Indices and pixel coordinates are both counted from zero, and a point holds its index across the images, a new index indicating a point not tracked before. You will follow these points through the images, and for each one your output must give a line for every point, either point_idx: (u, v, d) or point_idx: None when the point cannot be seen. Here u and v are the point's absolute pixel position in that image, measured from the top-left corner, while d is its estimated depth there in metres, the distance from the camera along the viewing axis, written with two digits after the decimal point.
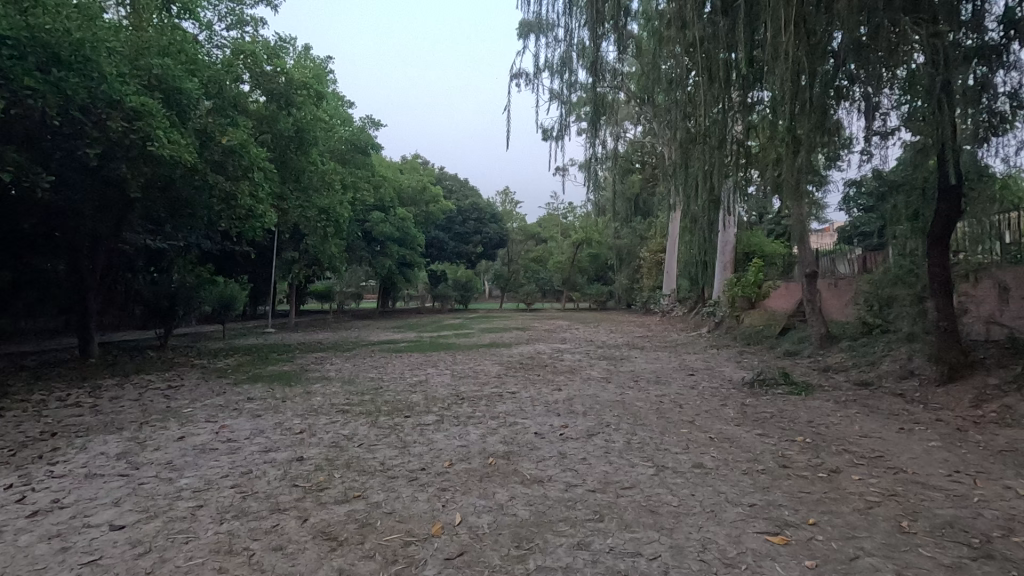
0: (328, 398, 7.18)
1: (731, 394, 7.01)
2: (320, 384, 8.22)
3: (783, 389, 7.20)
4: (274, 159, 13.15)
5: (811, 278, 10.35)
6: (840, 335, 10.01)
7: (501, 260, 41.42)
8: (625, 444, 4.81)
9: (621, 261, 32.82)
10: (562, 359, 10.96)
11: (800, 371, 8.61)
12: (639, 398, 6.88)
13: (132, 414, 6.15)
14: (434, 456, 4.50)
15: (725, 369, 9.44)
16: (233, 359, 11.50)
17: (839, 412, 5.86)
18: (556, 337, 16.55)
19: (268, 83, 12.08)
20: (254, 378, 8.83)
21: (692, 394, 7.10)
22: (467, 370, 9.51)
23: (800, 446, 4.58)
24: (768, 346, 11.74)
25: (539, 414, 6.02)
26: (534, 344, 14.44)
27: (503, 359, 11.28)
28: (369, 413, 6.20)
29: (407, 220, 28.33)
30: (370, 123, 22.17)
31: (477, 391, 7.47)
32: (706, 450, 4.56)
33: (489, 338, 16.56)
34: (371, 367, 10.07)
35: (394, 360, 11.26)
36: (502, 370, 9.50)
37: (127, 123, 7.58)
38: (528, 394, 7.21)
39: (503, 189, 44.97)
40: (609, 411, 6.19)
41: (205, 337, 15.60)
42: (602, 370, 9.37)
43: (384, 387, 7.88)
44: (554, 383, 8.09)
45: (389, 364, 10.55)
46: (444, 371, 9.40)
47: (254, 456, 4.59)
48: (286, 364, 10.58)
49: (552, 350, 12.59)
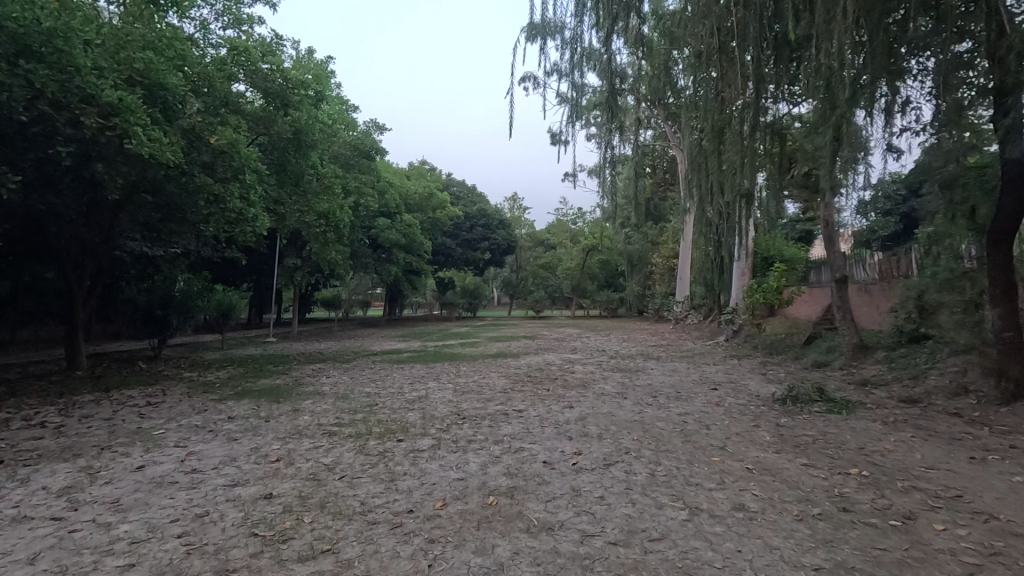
0: (316, 417, 6.54)
1: (762, 413, 6.29)
2: (311, 400, 7.59)
3: (821, 407, 6.46)
4: (271, 162, 12.62)
5: (842, 284, 9.60)
6: (874, 345, 9.24)
7: (509, 267, 40.84)
8: (649, 477, 4.11)
9: (633, 266, 32.13)
10: (573, 371, 10.27)
11: (835, 385, 7.85)
12: (660, 418, 6.17)
13: (95, 438, 5.52)
14: (425, 494, 3.84)
15: (750, 382, 8.69)
16: (226, 372, 10.94)
17: (893, 436, 5.12)
18: (566, 346, 15.85)
19: (265, 82, 11.53)
20: (242, 393, 8.22)
21: (718, 413, 6.38)
22: (471, 384, 8.86)
23: (858, 483, 3.86)
24: (794, 356, 10.97)
25: (548, 438, 5.33)
26: (544, 354, 13.75)
27: (510, 371, 10.61)
28: (358, 436, 5.55)
29: (414, 227, 27.83)
30: (375, 126, 21.70)
31: (480, 409, 6.81)
32: (746, 486, 3.85)
33: (496, 347, 15.92)
34: (370, 381, 9.45)
35: (395, 372, 10.64)
36: (508, 384, 8.83)
37: (104, 119, 7.05)
38: (536, 412, 6.54)
39: (512, 196, 44.47)
40: (627, 433, 5.49)
41: (202, 348, 15.07)
42: (616, 385, 8.66)
43: (379, 404, 7.24)
44: (564, 399, 7.42)
45: (390, 377, 9.95)
46: (445, 385, 8.76)
47: (217, 492, 3.95)
48: (281, 377, 10.00)
49: (562, 361, 11.88)
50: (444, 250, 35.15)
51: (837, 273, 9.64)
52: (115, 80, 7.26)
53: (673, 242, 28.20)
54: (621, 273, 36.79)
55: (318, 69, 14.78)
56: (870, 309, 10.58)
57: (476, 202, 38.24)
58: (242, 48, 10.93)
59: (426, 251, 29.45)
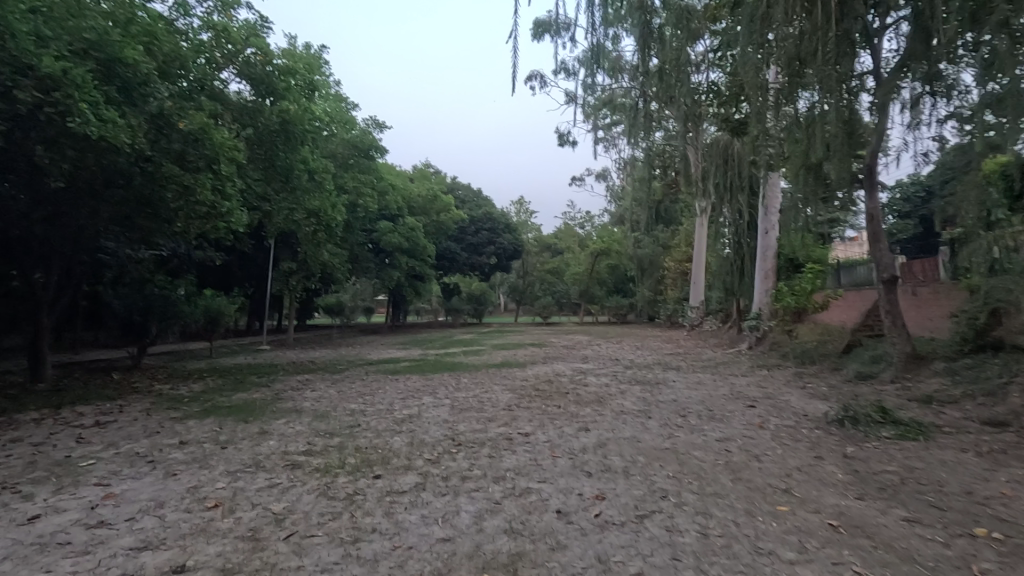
0: (285, 442, 5.50)
1: (821, 439, 5.20)
2: (285, 419, 6.57)
3: (889, 431, 5.37)
4: (257, 157, 11.58)
5: (891, 285, 8.54)
6: (930, 355, 8.20)
7: (516, 272, 39.84)
8: (700, 542, 3.02)
9: (643, 271, 31.05)
10: (585, 384, 9.21)
11: (892, 401, 6.79)
12: (696, 446, 5.07)
13: (6, 471, 4.50)
14: (395, 566, 2.79)
15: (791, 397, 7.60)
16: (206, 383, 9.96)
17: (1002, 473, 4.04)
18: (577, 354, 14.76)
19: (250, 69, 10.58)
20: (211, 410, 7.23)
21: (767, 439, 5.28)
22: (472, 400, 7.82)
23: (996, 554, 2.78)
24: (833, 366, 9.90)
25: (561, 475, 4.27)
26: (552, 363, 12.71)
27: (515, 383, 9.53)
28: (328, 470, 4.50)
29: (416, 230, 26.86)
30: (374, 124, 20.83)
31: (479, 432, 5.75)
32: (840, 558, 2.77)
33: (501, 356, 14.91)
34: (360, 395, 8.46)
35: (390, 384, 9.65)
36: (515, 399, 7.78)
37: (44, 95, 6.16)
38: (547, 437, 5.48)
39: (518, 199, 43.52)
40: (660, 468, 4.40)
41: (187, 357, 14.14)
42: (638, 401, 7.58)
43: (362, 425, 6.20)
44: (578, 420, 6.34)
45: (382, 390, 8.94)
46: (443, 401, 7.74)
47: (116, 559, 2.92)
48: (261, 390, 9.00)
49: (573, 372, 10.80)
50: (448, 255, 34.21)
51: (885, 273, 8.52)
52: (63, 52, 6.39)
53: (686, 245, 27.11)
54: (631, 277, 35.69)
55: (311, 59, 13.87)
56: (919, 313, 9.53)
57: (481, 206, 37.25)
58: (225, 31, 10.01)
59: (429, 256, 28.50)
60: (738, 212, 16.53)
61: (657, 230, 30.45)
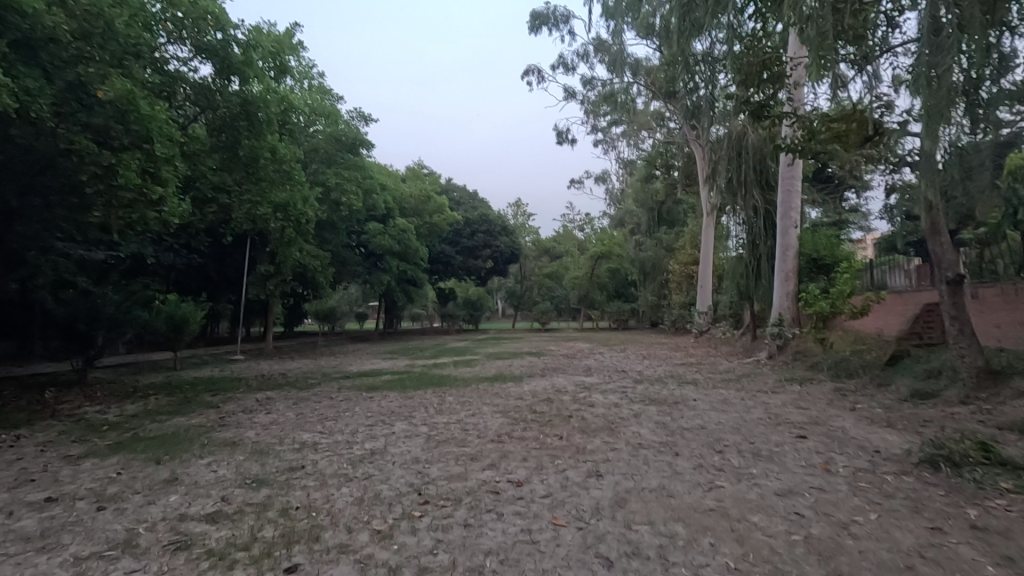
0: (194, 495, 4.09)
1: (924, 496, 3.79)
2: (212, 457, 5.15)
3: (1009, 479, 3.97)
4: (218, 145, 10.24)
5: (957, 288, 7.15)
6: (1011, 370, 6.85)
7: (514, 277, 38.49)
8: None
9: (645, 274, 29.56)
10: (590, 404, 7.80)
11: (983, 432, 5.38)
12: (754, 507, 3.65)
13: None
14: None
15: (844, 424, 6.20)
16: (147, 402, 8.52)
17: None
18: (579, 365, 13.37)
19: (203, 43, 9.45)
20: (128, 442, 5.81)
21: (848, 495, 3.85)
22: (454, 427, 6.43)
23: None
24: (877, 381, 8.56)
25: (566, 566, 2.87)
26: (552, 376, 11.30)
27: (507, 403, 8.15)
28: (224, 554, 3.07)
29: (408, 232, 25.52)
30: (358, 116, 19.48)
31: (455, 482, 4.35)
32: None
33: (495, 367, 13.53)
34: (322, 420, 7.05)
35: (363, 404, 8.23)
36: (506, 427, 6.37)
37: None
38: (547, 492, 4.07)
39: (515, 202, 42.24)
40: (713, 552, 2.99)
41: (145, 370, 12.71)
42: (658, 429, 6.17)
43: (306, 468, 4.78)
44: (586, 460, 4.94)
45: (350, 413, 7.54)
46: (419, 429, 6.35)
47: None
48: (206, 413, 7.56)
49: (576, 389, 9.41)
50: (442, 259, 32.88)
51: (948, 272, 7.13)
52: None
53: (692, 247, 25.81)
54: (632, 282, 34.35)
55: (288, 43, 12.79)
56: (983, 318, 8.22)
57: (477, 208, 35.90)
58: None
59: (422, 259, 27.17)
60: (754, 212, 15.42)
61: (660, 232, 29.17)
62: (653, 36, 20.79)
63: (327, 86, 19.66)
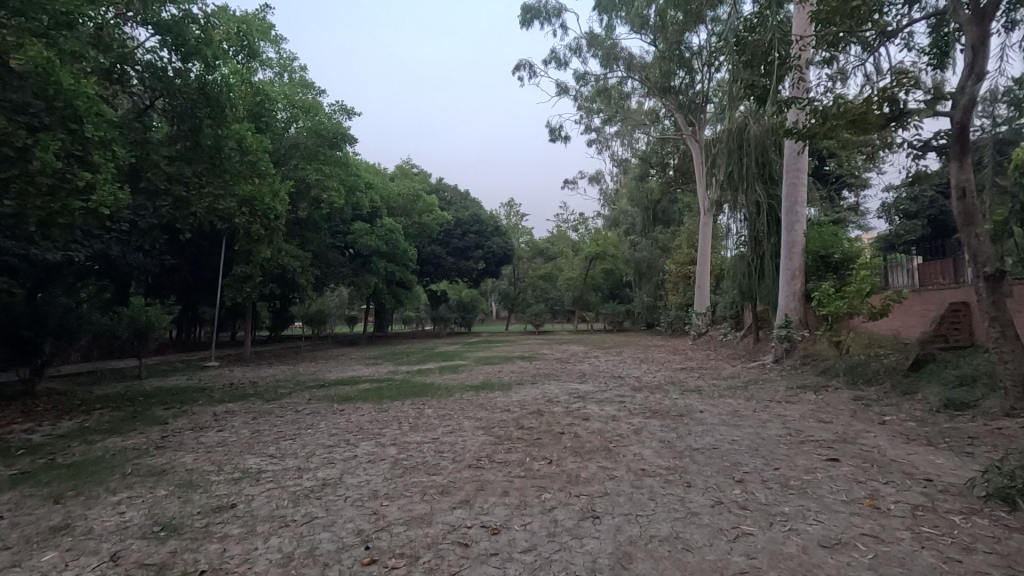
0: (79, 552, 3.20)
1: (1012, 548, 2.95)
2: (125, 493, 4.23)
3: None
4: (177, 132, 9.44)
5: (997, 284, 6.28)
6: None
7: (507, 278, 37.53)
8: None
9: (641, 275, 28.44)
10: (585, 418, 6.94)
11: None
12: (799, 569, 2.79)
13: None
14: None
15: (877, 442, 5.37)
16: (88, 418, 7.60)
17: None
18: (573, 371, 12.51)
19: (157, 20, 8.67)
20: (35, 472, 4.88)
21: (914, 549, 3.00)
22: (427, 448, 5.57)
23: None
24: (901, 390, 7.77)
25: None
26: (543, 383, 10.42)
27: (491, 416, 7.28)
28: None
29: (396, 231, 24.63)
30: (340, 109, 18.62)
31: (416, 528, 3.49)
32: None
33: (482, 373, 12.66)
34: (278, 439, 6.16)
35: (330, 419, 7.36)
36: (487, 449, 5.50)
37: None
38: (531, 546, 3.20)
39: (508, 202, 41.37)
40: None
41: (105, 380, 11.76)
42: (663, 450, 5.30)
43: (237, 509, 3.89)
44: (579, 494, 4.10)
45: (312, 430, 6.64)
46: (388, 450, 5.50)
47: None
48: (148, 431, 6.64)
49: (569, 399, 8.53)
50: (433, 260, 32.02)
51: (986, 267, 6.29)
52: None
53: (689, 246, 25.03)
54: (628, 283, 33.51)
55: (259, 30, 12.00)
56: None
57: (468, 208, 35.05)
58: None
59: (411, 260, 26.26)
60: (757, 208, 14.61)
61: (655, 232, 28.41)
62: (647, 30, 20.08)
63: (309, 80, 18.82)
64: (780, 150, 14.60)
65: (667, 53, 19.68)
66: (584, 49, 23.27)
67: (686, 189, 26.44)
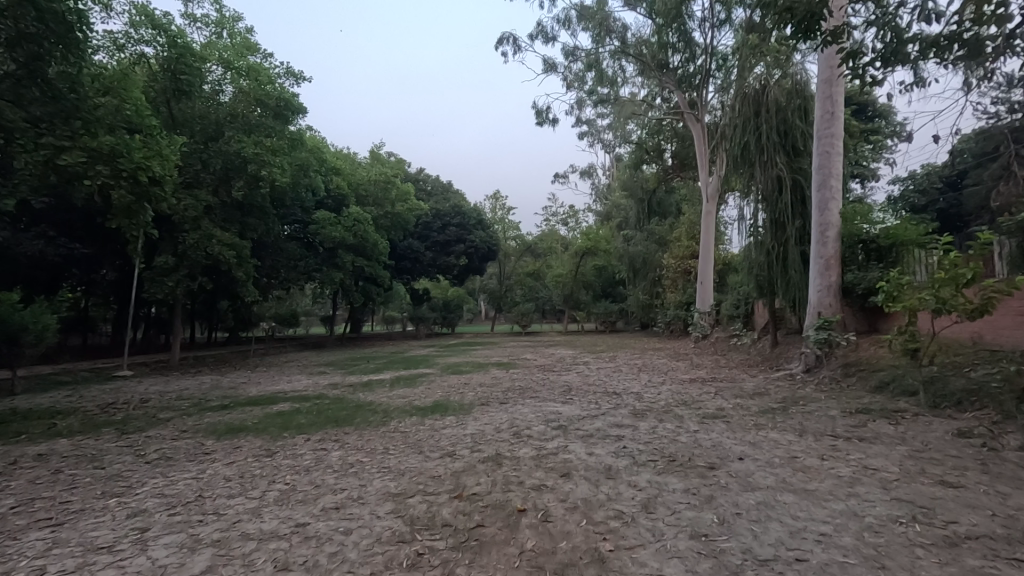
0: None
1: None
2: None
3: None
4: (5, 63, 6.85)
5: None
6: None
7: (493, 276, 34.86)
8: None
9: (636, 272, 25.93)
10: (566, 474, 4.41)
11: None
12: None
13: None
14: None
15: None
16: None
17: None
18: (558, 383, 9.96)
19: None
20: None
21: None
22: (265, 559, 3.02)
23: None
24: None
25: None
26: (515, 406, 7.81)
27: (419, 470, 4.71)
28: None
29: (364, 221, 21.89)
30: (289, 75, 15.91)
31: None
32: None
33: (443, 387, 10.07)
34: (27, 527, 3.56)
35: (172, 473, 4.77)
36: (373, 562, 2.96)
37: None
38: None
39: (494, 195, 38.61)
40: None
41: None
42: (702, 570, 2.77)
43: None
44: None
45: (117, 501, 4.05)
46: (188, 565, 2.95)
47: None
48: None
49: (545, 432, 5.98)
50: (410, 255, 29.29)
51: None
52: None
53: (689, 239, 22.64)
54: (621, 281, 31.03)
55: None
56: None
57: (450, 199, 32.32)
58: None
59: (383, 254, 23.39)
60: (777, 185, 12.12)
61: (652, 224, 25.97)
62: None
63: (253, 42, 16.10)
64: (805, 116, 12.22)
65: (666, 24, 17.32)
66: (573, 22, 20.73)
67: (687, 176, 24.05)
